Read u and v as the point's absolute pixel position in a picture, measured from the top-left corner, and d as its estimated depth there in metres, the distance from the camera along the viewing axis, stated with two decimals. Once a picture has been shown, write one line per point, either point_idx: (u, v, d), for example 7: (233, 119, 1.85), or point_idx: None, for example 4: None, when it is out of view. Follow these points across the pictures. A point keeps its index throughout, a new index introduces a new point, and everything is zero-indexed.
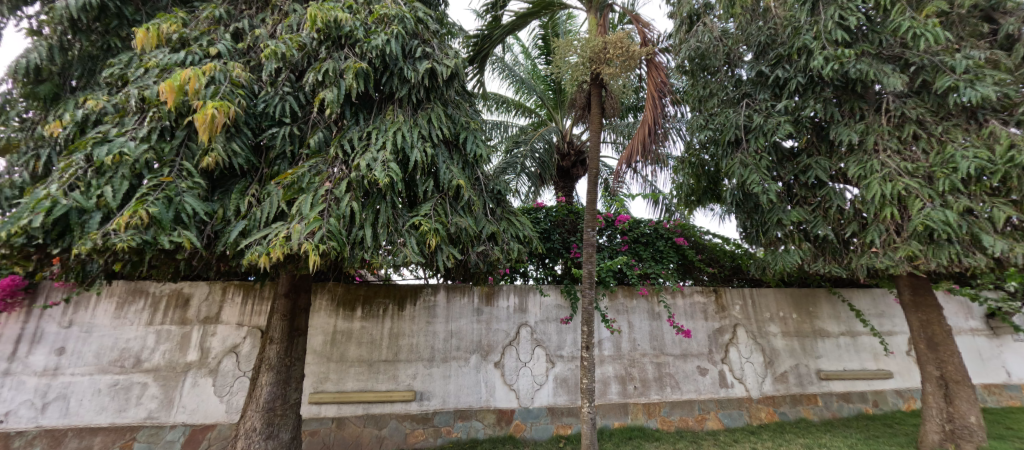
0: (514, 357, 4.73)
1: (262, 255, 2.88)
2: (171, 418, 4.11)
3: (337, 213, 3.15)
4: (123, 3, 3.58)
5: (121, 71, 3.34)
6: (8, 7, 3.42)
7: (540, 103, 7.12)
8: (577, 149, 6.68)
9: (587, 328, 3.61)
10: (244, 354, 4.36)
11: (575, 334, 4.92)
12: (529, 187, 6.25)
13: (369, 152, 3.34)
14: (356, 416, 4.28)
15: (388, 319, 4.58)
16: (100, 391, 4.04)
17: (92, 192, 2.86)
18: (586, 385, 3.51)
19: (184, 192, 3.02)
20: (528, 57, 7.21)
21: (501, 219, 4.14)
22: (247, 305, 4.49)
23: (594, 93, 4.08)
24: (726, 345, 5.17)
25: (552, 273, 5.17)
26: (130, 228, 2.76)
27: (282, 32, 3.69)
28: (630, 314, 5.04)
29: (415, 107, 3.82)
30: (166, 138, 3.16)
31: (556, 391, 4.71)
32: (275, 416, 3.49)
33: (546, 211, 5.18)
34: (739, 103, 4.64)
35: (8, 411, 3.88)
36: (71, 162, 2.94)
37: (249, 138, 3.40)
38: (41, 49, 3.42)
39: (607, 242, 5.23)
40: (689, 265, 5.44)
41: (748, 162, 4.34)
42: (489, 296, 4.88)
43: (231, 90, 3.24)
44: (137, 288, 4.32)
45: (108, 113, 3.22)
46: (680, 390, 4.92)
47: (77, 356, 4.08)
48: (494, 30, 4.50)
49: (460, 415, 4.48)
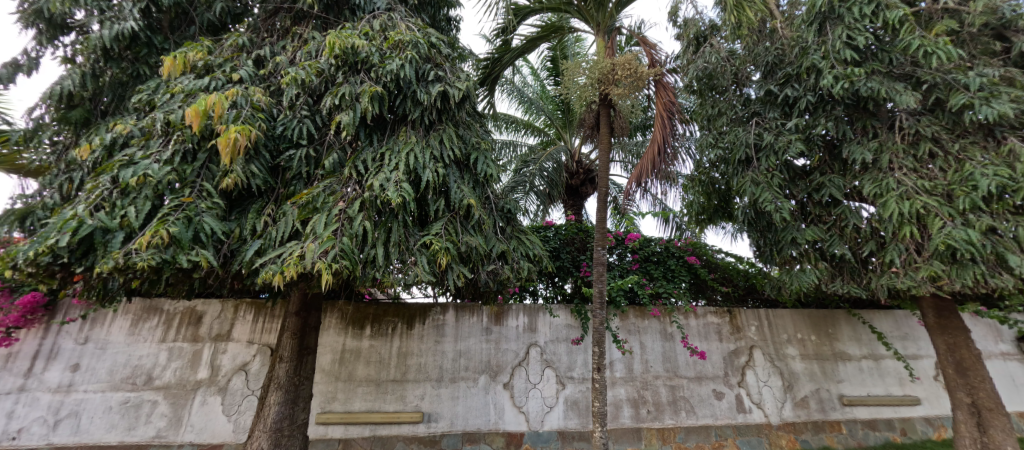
0: (523, 378, 4.62)
1: (277, 274, 2.94)
2: (179, 438, 4.09)
3: (351, 232, 3.21)
4: (152, 32, 3.79)
5: (149, 96, 3.51)
6: (47, 38, 3.63)
7: (548, 122, 7.20)
8: (586, 168, 6.68)
9: (598, 349, 3.54)
10: (253, 372, 4.35)
11: (586, 355, 4.79)
12: (538, 205, 6.16)
13: (383, 172, 3.44)
14: (363, 438, 4.21)
15: (397, 338, 4.54)
16: (111, 409, 4.05)
17: (117, 212, 2.98)
18: (598, 408, 3.42)
19: (203, 212, 3.14)
20: (537, 79, 7.33)
21: (511, 237, 4.18)
22: (258, 323, 4.50)
23: (603, 113, 4.14)
24: (742, 368, 5.01)
25: (561, 292, 5.05)
26: (152, 248, 2.86)
27: (302, 58, 3.82)
28: (642, 335, 4.93)
29: (427, 128, 3.93)
30: (188, 160, 3.29)
31: (567, 414, 4.57)
32: (283, 437, 3.47)
33: (555, 229, 5.14)
34: (748, 121, 4.64)
35: (21, 428, 3.91)
36: (99, 183, 3.08)
37: (268, 160, 3.53)
38: (75, 76, 3.56)
39: (618, 260, 5.16)
40: (702, 284, 5.29)
41: (760, 181, 4.33)
42: (498, 316, 4.80)
43: (252, 114, 3.39)
44: (152, 305, 4.36)
45: (135, 136, 3.36)
46: (695, 415, 4.75)
47: (91, 372, 4.12)
48: (503, 53, 4.56)
49: (469, 438, 4.36)
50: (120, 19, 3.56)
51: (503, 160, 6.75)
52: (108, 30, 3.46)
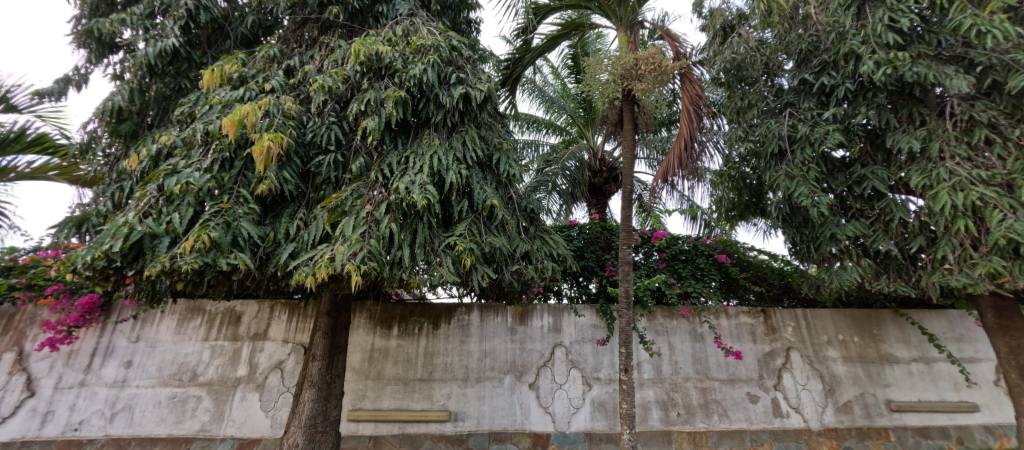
0: (549, 379, 4.58)
1: (309, 275, 3.06)
2: (221, 431, 4.30)
3: (378, 234, 3.32)
4: (192, 48, 4.00)
5: (190, 108, 3.72)
6: (97, 56, 3.92)
7: (570, 121, 7.13)
8: (609, 166, 6.45)
9: (624, 349, 3.50)
10: (288, 370, 4.51)
11: (613, 356, 4.68)
12: (561, 204, 6.16)
13: (408, 174, 3.54)
14: (392, 436, 4.30)
15: (423, 337, 4.62)
16: (161, 403, 4.31)
17: (163, 218, 3.19)
18: (627, 410, 3.38)
19: (241, 217, 3.31)
20: (558, 77, 7.28)
21: (534, 237, 4.20)
22: (292, 322, 4.67)
23: (627, 109, 4.08)
24: (778, 371, 4.79)
25: (586, 292, 4.93)
26: (195, 252, 3.03)
27: (329, 67, 3.95)
28: (671, 336, 4.81)
29: (450, 130, 4.00)
30: (226, 168, 3.48)
31: (594, 415, 4.50)
32: (317, 433, 3.62)
33: (579, 228, 5.05)
34: (781, 113, 4.45)
35: (82, 420, 4.21)
36: (146, 192, 3.30)
37: (298, 166, 3.69)
38: (124, 92, 3.82)
39: (644, 259, 5.03)
40: (733, 283, 5.08)
41: (794, 174, 4.15)
42: (523, 316, 4.79)
43: (283, 122, 3.54)
44: (195, 306, 4.62)
45: (177, 147, 3.57)
46: (728, 419, 4.60)
47: (142, 368, 4.40)
48: (524, 53, 4.49)
49: (495, 438, 4.37)
50: (163, 37, 3.78)
51: (526, 160, 6.75)
52: (152, 48, 3.69)
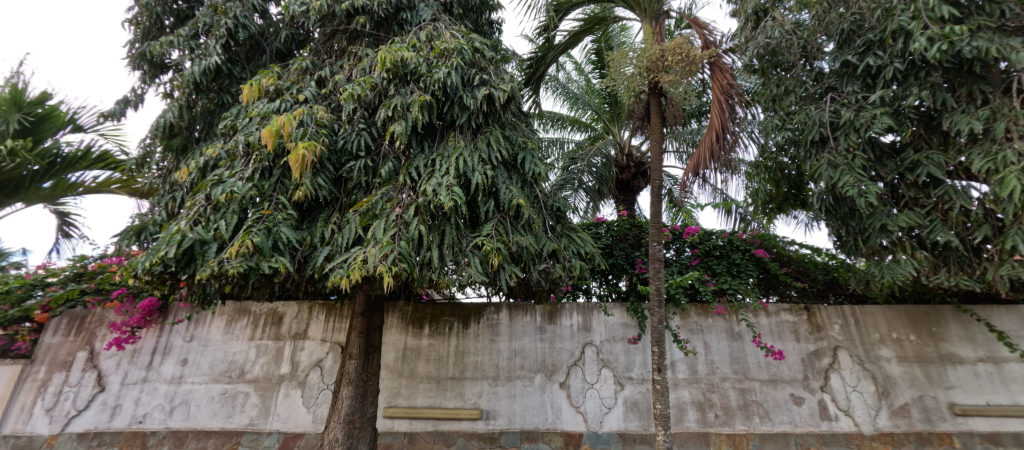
0: (580, 378, 4.55)
1: (344, 277, 3.19)
2: (268, 425, 4.54)
3: (407, 236, 3.41)
4: (232, 64, 4.25)
5: (232, 121, 3.95)
6: (150, 76, 4.24)
7: (595, 117, 7.03)
8: (637, 161, 6.45)
9: (657, 348, 3.41)
10: (327, 368, 4.70)
11: (645, 355, 4.58)
12: (588, 202, 5.87)
13: (434, 177, 3.60)
14: (426, 433, 4.40)
15: (454, 337, 4.69)
16: (214, 398, 4.61)
17: (211, 225, 3.42)
18: (661, 410, 3.30)
19: (280, 222, 3.49)
20: (582, 73, 7.20)
21: (562, 235, 4.18)
22: (329, 322, 4.87)
23: (654, 102, 3.97)
24: (825, 371, 4.54)
25: (615, 290, 4.85)
26: (240, 256, 3.22)
27: (357, 75, 4.08)
28: (706, 334, 4.65)
29: (475, 132, 4.05)
30: (266, 176, 3.68)
31: (627, 415, 4.42)
32: (355, 429, 3.76)
33: (607, 226, 5.00)
34: (822, 98, 4.20)
35: (145, 413, 4.56)
36: (196, 202, 3.54)
37: (331, 172, 3.83)
38: (174, 109, 4.11)
39: (676, 256, 4.91)
40: (772, 279, 4.87)
41: (838, 162, 3.90)
42: (552, 315, 4.77)
43: (316, 130, 3.69)
44: (241, 307, 4.90)
45: (222, 158, 3.81)
46: (771, 421, 4.40)
47: (196, 366, 4.72)
48: (546, 51, 4.48)
49: (527, 436, 4.38)
50: (206, 55, 4.03)
51: (551, 158, 6.64)
52: (197, 66, 3.94)
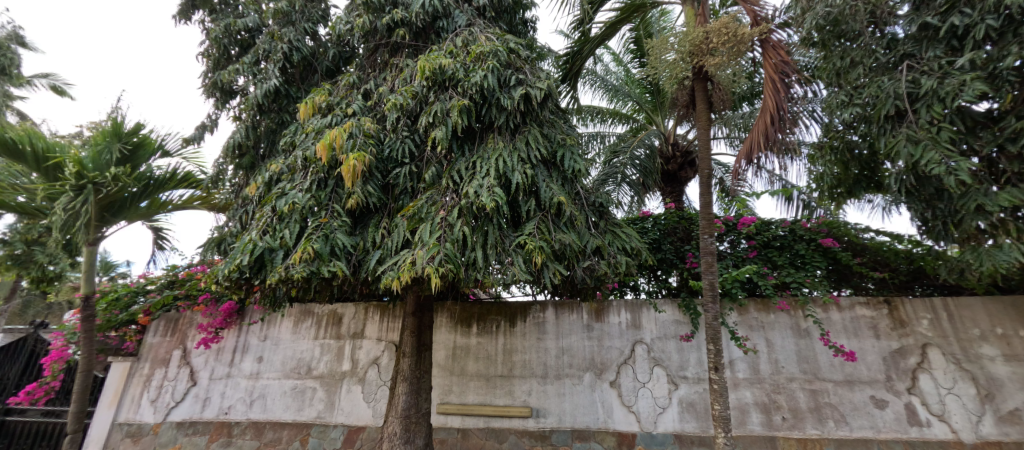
0: (631, 377, 4.42)
1: (395, 279, 3.33)
2: (333, 418, 4.85)
3: (452, 238, 3.49)
4: (289, 85, 4.60)
5: (291, 138, 4.27)
6: (221, 102, 4.70)
7: (637, 107, 6.83)
8: (683, 151, 6.14)
9: (713, 347, 3.24)
10: (383, 365, 4.94)
11: (701, 353, 4.35)
12: (632, 196, 5.71)
13: (476, 179, 3.66)
14: (479, 429, 4.50)
15: (501, 335, 4.75)
16: (286, 393, 5.02)
17: (277, 234, 3.73)
18: (720, 412, 3.13)
19: (336, 229, 3.73)
20: (620, 63, 7.00)
21: (605, 232, 4.10)
22: (383, 322, 5.11)
23: (699, 88, 3.79)
24: (913, 371, 4.05)
25: (665, 286, 4.65)
26: (303, 261, 3.48)
27: (399, 85, 4.25)
28: (768, 331, 4.36)
29: (513, 132, 4.07)
30: (322, 187, 3.94)
31: (683, 416, 4.23)
32: (411, 423, 3.92)
33: (653, 219, 4.77)
34: (896, 68, 3.75)
35: (230, 405, 5.06)
36: (264, 213, 3.87)
37: (380, 180, 4.03)
38: (242, 130, 4.52)
39: (730, 249, 4.63)
40: (844, 271, 4.43)
41: (919, 137, 3.46)
42: (599, 312, 4.68)
43: (364, 141, 3.89)
44: (305, 309, 5.29)
45: (284, 172, 4.13)
46: (848, 426, 4.02)
47: (270, 363, 5.16)
48: (583, 45, 4.38)
49: (579, 435, 4.34)
50: (266, 79, 4.40)
51: (591, 153, 6.52)
52: (260, 90, 4.32)
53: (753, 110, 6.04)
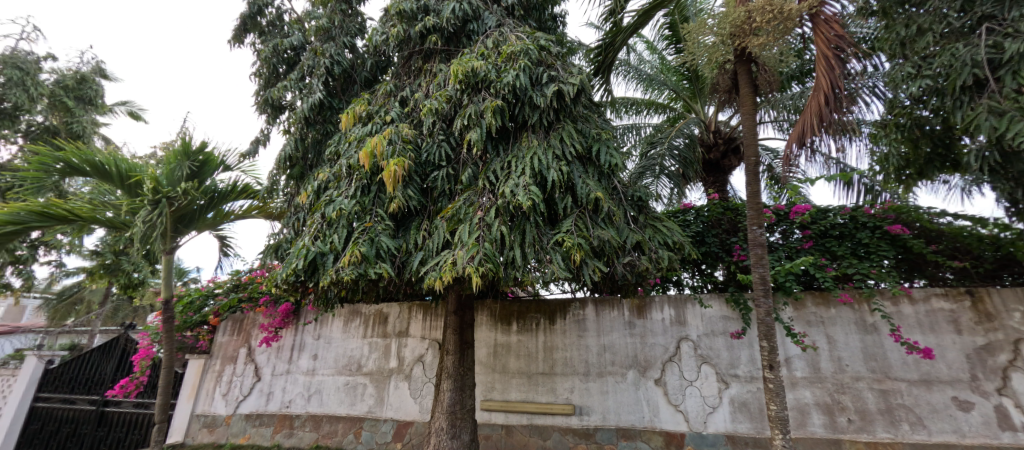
0: (677, 375, 4.27)
1: (437, 279, 3.41)
2: (383, 413, 5.06)
3: (490, 237, 3.52)
4: (331, 98, 4.84)
5: (336, 147, 4.49)
6: (272, 118, 5.02)
7: (674, 96, 6.55)
8: (726, 137, 5.85)
9: (767, 344, 3.07)
10: (428, 363, 5.09)
11: (753, 350, 4.12)
12: (672, 188, 5.54)
13: (511, 178, 3.67)
14: (522, 426, 4.53)
15: (541, 333, 4.74)
16: (339, 388, 5.30)
17: (327, 239, 3.93)
18: (777, 413, 2.96)
19: (380, 232, 3.88)
20: (654, 52, 6.78)
21: (645, 226, 3.99)
22: (426, 321, 5.26)
23: (743, 71, 3.56)
24: (1004, 370, 3.59)
25: (711, 281, 4.48)
26: (351, 264, 3.65)
27: (434, 90, 4.34)
28: (828, 327, 4.08)
29: (547, 129, 4.04)
30: (366, 192, 4.11)
31: (735, 416, 4.03)
32: (457, 419, 4.02)
33: (696, 211, 4.58)
34: (973, 32, 3.32)
35: (290, 400, 5.41)
36: (315, 220, 4.10)
37: (419, 183, 4.14)
38: (291, 143, 4.80)
39: (782, 240, 4.35)
40: (915, 260, 4.04)
41: (1004, 107, 3.05)
42: (641, 308, 4.55)
43: (403, 147, 4.00)
44: (353, 310, 5.56)
45: (331, 180, 4.34)
46: (925, 429, 3.66)
47: (324, 360, 5.47)
48: (615, 36, 4.23)
49: (624, 434, 4.26)
50: (311, 93, 4.66)
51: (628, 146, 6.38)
52: (306, 104, 4.58)
53: (803, 90, 5.61)
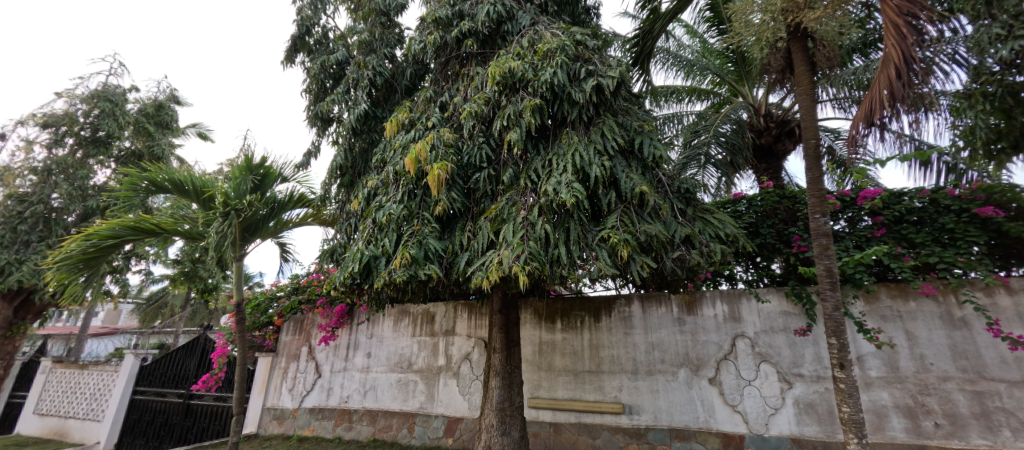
0: (733, 374, 4.04)
1: (485, 279, 3.44)
2: (434, 409, 5.21)
3: (535, 236, 3.50)
4: (375, 108, 5.03)
5: (382, 155, 4.65)
6: (322, 130, 5.29)
7: (719, 80, 6.24)
8: (779, 120, 5.50)
9: (837, 341, 2.85)
10: (475, 360, 5.17)
11: (819, 348, 3.82)
12: (720, 178, 5.19)
13: (553, 176, 3.62)
14: (570, 424, 4.49)
15: (586, 331, 4.67)
16: (392, 385, 5.52)
17: (379, 243, 4.08)
18: (850, 415, 2.76)
19: (428, 235, 3.98)
20: (695, 36, 6.49)
21: (695, 219, 3.83)
22: (471, 320, 5.35)
23: (797, 49, 3.28)
24: None
25: (768, 274, 4.17)
26: (403, 266, 3.77)
27: (473, 94, 4.39)
28: (908, 322, 3.69)
29: (587, 125, 3.96)
30: (413, 196, 4.22)
31: (800, 418, 3.76)
32: (507, 416, 4.05)
33: (748, 201, 4.32)
34: None
35: (348, 395, 5.71)
36: (367, 225, 4.28)
37: (462, 185, 4.20)
38: (341, 153, 5.05)
39: (849, 228, 4.01)
40: (1011, 245, 3.53)
41: None
42: (691, 304, 4.36)
43: (446, 151, 4.07)
44: (402, 310, 5.77)
45: (379, 186, 4.51)
46: None
47: (377, 358, 5.72)
48: (652, 23, 4.06)
49: (678, 434, 4.11)
50: (357, 104, 4.87)
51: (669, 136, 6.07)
52: (353, 115, 4.80)
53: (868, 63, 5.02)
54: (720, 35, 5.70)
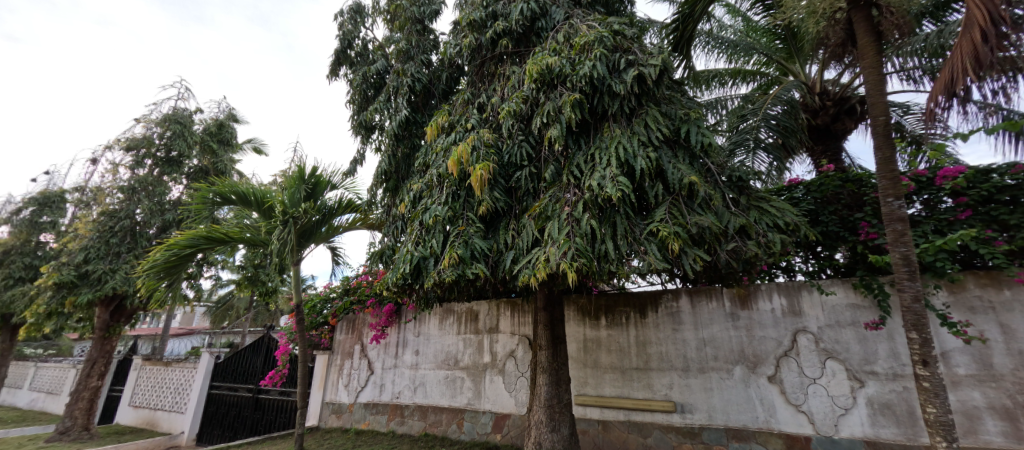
0: (795, 371, 3.78)
1: (532, 277, 3.41)
2: (481, 405, 5.27)
3: (581, 232, 3.42)
4: (414, 113, 5.13)
5: (424, 159, 4.74)
6: (366, 137, 5.46)
7: (767, 59, 5.81)
8: (839, 98, 5.08)
9: (919, 336, 2.58)
10: (520, 357, 5.17)
11: (894, 343, 3.49)
12: (771, 164, 4.81)
13: (597, 171, 3.53)
14: (619, 422, 4.38)
15: (632, 327, 4.53)
16: (440, 381, 5.65)
17: (427, 244, 4.16)
18: (938, 417, 2.49)
19: (472, 234, 4.01)
20: (737, 14, 6.06)
21: (749, 209, 3.60)
22: (514, 318, 5.36)
23: (860, 18, 2.94)
24: None
25: (831, 264, 3.85)
26: (450, 266, 3.83)
27: (510, 93, 4.35)
28: (1002, 314, 3.28)
29: (630, 116, 3.82)
30: (456, 198, 4.26)
31: (874, 419, 3.45)
32: (556, 413, 4.02)
33: (806, 187, 4.04)
34: None
35: (399, 390, 5.91)
36: (415, 227, 4.37)
37: (504, 184, 4.18)
38: (385, 159, 5.20)
39: (926, 211, 3.62)
40: None
41: None
42: (746, 299, 4.12)
43: (487, 151, 4.07)
44: (446, 309, 5.89)
45: (423, 189, 4.59)
46: None
47: (425, 355, 5.87)
48: (694, 5, 3.83)
49: (735, 434, 3.90)
50: (397, 111, 4.99)
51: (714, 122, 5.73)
52: (394, 122, 4.92)
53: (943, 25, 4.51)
54: (767, 11, 5.29)
